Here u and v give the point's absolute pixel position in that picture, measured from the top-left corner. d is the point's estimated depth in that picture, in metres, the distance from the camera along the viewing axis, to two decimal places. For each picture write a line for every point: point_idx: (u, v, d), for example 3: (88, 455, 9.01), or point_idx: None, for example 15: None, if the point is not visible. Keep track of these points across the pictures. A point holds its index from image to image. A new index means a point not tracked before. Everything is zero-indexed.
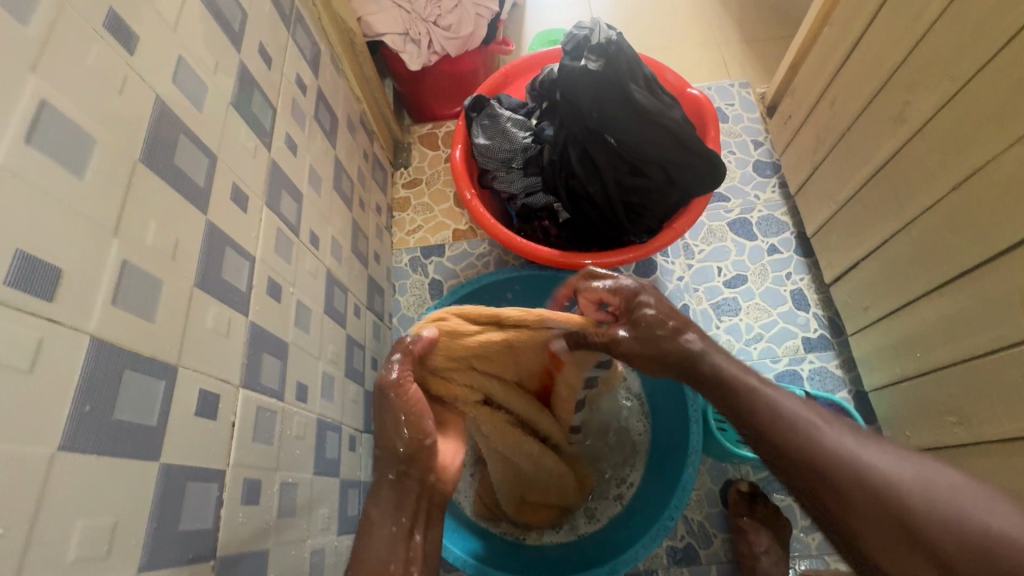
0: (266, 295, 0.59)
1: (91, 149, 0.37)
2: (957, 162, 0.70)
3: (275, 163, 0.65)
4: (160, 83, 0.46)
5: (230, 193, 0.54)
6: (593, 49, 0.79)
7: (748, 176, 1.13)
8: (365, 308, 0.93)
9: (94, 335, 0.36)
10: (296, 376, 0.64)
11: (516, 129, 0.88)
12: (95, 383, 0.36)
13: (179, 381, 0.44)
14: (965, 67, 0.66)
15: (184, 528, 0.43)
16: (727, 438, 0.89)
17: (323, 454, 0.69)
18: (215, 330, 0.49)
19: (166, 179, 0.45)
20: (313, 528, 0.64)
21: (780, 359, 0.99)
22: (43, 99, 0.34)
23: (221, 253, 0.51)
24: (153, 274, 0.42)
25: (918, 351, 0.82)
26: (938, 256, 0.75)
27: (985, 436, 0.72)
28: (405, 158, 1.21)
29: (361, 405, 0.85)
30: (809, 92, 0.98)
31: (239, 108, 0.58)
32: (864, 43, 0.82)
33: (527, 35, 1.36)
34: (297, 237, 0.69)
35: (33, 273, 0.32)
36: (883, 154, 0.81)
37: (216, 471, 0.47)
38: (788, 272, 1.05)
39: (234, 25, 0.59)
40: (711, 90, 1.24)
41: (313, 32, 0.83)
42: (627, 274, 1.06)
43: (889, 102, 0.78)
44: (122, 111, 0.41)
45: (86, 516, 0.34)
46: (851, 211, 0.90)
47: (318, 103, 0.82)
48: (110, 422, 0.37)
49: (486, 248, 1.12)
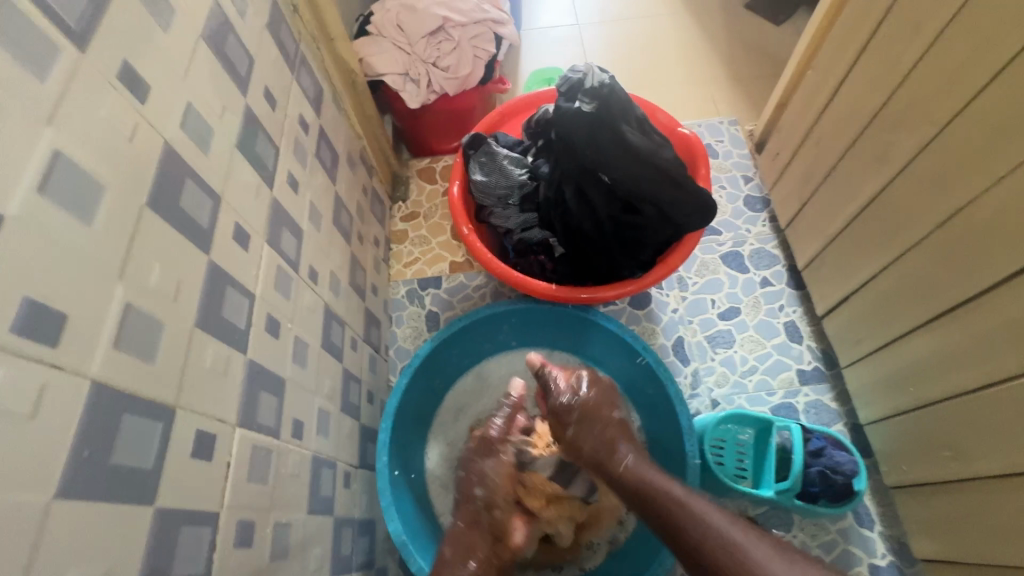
0: (264, 331, 0.59)
1: (101, 195, 0.38)
2: (941, 200, 0.72)
3: (277, 201, 0.67)
4: (168, 128, 0.47)
5: (233, 232, 0.55)
6: (587, 91, 0.81)
7: (739, 211, 1.15)
8: (362, 341, 0.93)
9: (96, 378, 0.36)
10: (293, 412, 0.64)
11: (512, 166, 0.90)
12: (95, 426, 0.36)
13: (178, 421, 0.44)
14: (943, 112, 0.69)
15: (176, 574, 0.42)
16: (724, 472, 0.89)
17: (318, 492, 0.68)
18: (214, 369, 0.49)
19: (173, 223, 0.46)
20: (306, 569, 0.63)
21: (776, 392, 1.00)
22: (57, 150, 0.35)
23: (222, 292, 0.52)
24: (155, 316, 0.43)
25: (912, 384, 0.82)
26: (925, 292, 0.77)
27: (982, 471, 0.73)
28: (403, 192, 1.23)
29: (356, 440, 0.84)
30: (795, 131, 1.02)
31: (244, 149, 0.60)
32: (845, 88, 0.86)
33: (522, 73, 1.41)
34: (296, 272, 0.70)
35: (39, 317, 0.33)
36: (868, 193, 0.84)
37: (210, 513, 0.47)
38: (781, 304, 1.06)
39: (242, 70, 0.61)
40: (701, 128, 1.28)
41: (316, 72, 0.86)
42: (622, 306, 1.08)
43: (872, 142, 0.81)
44: (132, 157, 0.42)
45: (78, 565, 0.34)
46: (840, 245, 0.92)
47: (320, 141, 0.85)
48: (108, 466, 0.37)
49: (483, 280, 1.14)
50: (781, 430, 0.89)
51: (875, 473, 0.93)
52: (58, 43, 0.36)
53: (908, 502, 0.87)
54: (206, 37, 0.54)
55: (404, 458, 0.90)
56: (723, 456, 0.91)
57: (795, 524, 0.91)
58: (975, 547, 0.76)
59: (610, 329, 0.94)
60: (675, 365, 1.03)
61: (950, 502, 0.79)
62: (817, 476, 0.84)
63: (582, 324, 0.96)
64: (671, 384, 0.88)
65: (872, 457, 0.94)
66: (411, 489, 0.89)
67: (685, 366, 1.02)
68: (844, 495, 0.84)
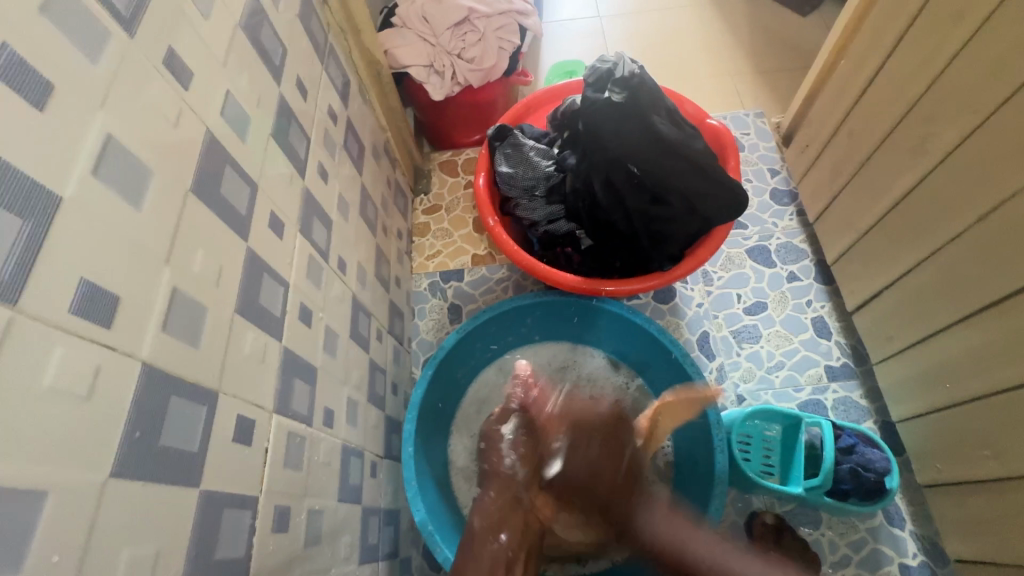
0: (298, 320, 0.59)
1: (148, 180, 0.39)
2: (984, 192, 0.70)
3: (309, 190, 0.67)
4: (209, 115, 0.47)
5: (268, 220, 0.56)
6: (616, 82, 0.81)
7: (765, 204, 1.14)
8: (387, 333, 0.94)
9: (145, 361, 0.37)
10: (324, 401, 0.64)
11: (538, 158, 0.90)
12: (145, 409, 0.36)
13: (220, 406, 0.44)
14: (986, 101, 0.67)
15: (220, 556, 0.43)
16: (751, 468, 0.88)
17: (347, 480, 0.68)
18: (253, 356, 0.50)
19: (214, 209, 0.46)
20: (337, 556, 0.63)
21: (803, 388, 0.98)
22: (108, 134, 0.36)
23: (260, 280, 0.52)
24: (198, 301, 0.43)
25: (948, 382, 0.81)
26: (964, 286, 0.75)
27: (1019, 470, 0.71)
28: (425, 185, 1.23)
29: (382, 430, 0.85)
30: (826, 123, 1.00)
31: (278, 138, 0.60)
32: (881, 77, 0.84)
33: (544, 65, 1.40)
34: (327, 262, 0.70)
35: (93, 299, 0.33)
36: (903, 185, 0.82)
37: (250, 498, 0.47)
38: (809, 299, 1.04)
39: (275, 60, 0.61)
40: (726, 120, 1.26)
41: (343, 64, 0.86)
42: (646, 300, 1.07)
43: (909, 133, 0.79)
44: (176, 143, 0.42)
45: (130, 546, 0.34)
46: (872, 240, 0.90)
47: (347, 132, 0.85)
48: (156, 448, 0.37)
49: (505, 273, 1.13)
50: (810, 427, 0.87)
51: (906, 472, 0.92)
52: (108, 28, 0.37)
53: (938, 502, 0.86)
54: (242, 26, 0.54)
55: (429, 450, 0.90)
56: (749, 451, 0.90)
57: (823, 523, 0.89)
58: (1011, 549, 0.74)
59: (635, 323, 0.93)
60: (700, 360, 1.01)
61: (985, 501, 0.77)
62: (847, 473, 0.83)
63: (607, 318, 0.96)
64: (699, 379, 0.86)
65: (903, 455, 0.93)
66: (436, 481, 0.90)
67: (710, 361, 1.01)
68: (876, 492, 0.82)
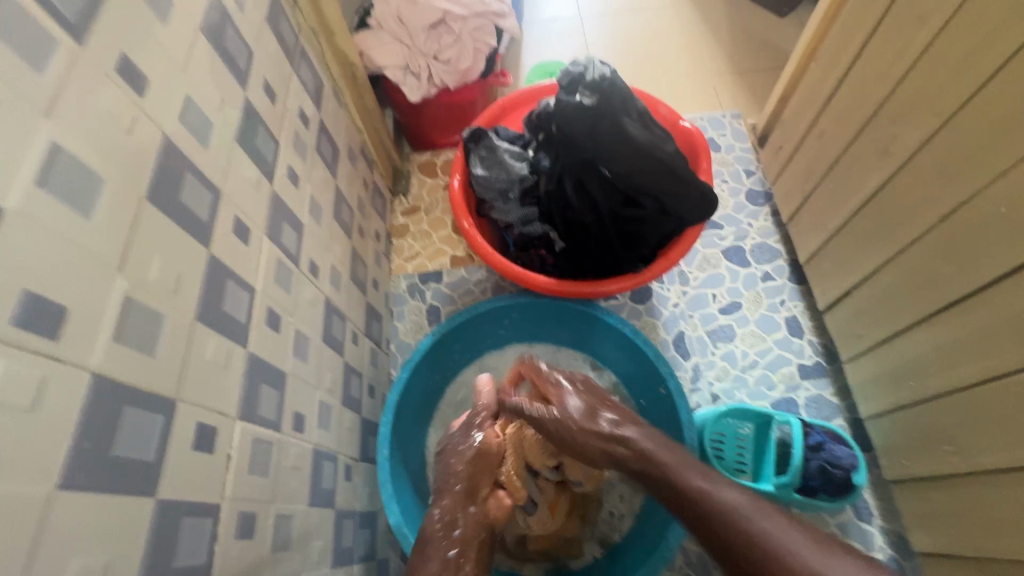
0: (265, 325, 0.59)
1: (99, 190, 0.39)
2: (944, 194, 0.71)
3: (278, 194, 0.67)
4: (167, 122, 0.47)
5: (233, 226, 0.55)
6: (588, 85, 0.80)
7: (741, 205, 1.15)
8: (363, 335, 0.94)
9: (95, 371, 0.37)
10: (293, 406, 0.64)
11: (513, 160, 0.91)
12: (94, 417, 0.36)
13: (178, 414, 0.44)
14: (945, 106, 0.69)
15: (178, 564, 0.43)
16: (725, 466, 0.89)
17: (319, 485, 0.68)
18: (215, 362, 0.49)
19: (171, 216, 0.46)
20: (308, 561, 0.63)
21: (777, 387, 1.00)
22: (55, 143, 0.35)
23: (222, 286, 0.52)
24: (155, 309, 0.43)
25: (913, 379, 0.82)
26: (926, 286, 0.77)
27: (980, 464, 0.73)
28: (404, 186, 1.23)
29: (358, 433, 0.85)
30: (798, 125, 1.01)
31: (244, 142, 0.60)
32: (848, 81, 0.85)
33: (524, 66, 1.40)
34: (297, 266, 0.70)
35: (38, 312, 0.33)
36: (871, 186, 0.83)
37: (212, 505, 0.47)
38: (782, 299, 1.06)
39: (241, 63, 0.61)
40: (704, 121, 1.27)
41: (316, 66, 0.86)
42: (623, 300, 1.08)
43: (874, 136, 0.81)
44: (131, 151, 0.42)
45: (80, 556, 0.34)
46: (842, 240, 0.92)
47: (320, 135, 0.84)
48: (108, 458, 0.37)
49: (484, 274, 1.14)
50: (781, 424, 0.89)
51: (875, 468, 0.94)
52: (55, 36, 0.36)
53: (908, 497, 0.87)
54: (205, 30, 0.54)
55: (404, 453, 0.90)
56: (723, 450, 0.91)
57: None
58: (974, 543, 0.76)
59: (609, 324, 0.94)
60: (675, 359, 1.03)
61: (948, 495, 0.79)
62: (816, 470, 0.84)
63: (585, 319, 0.96)
64: (671, 377, 0.88)
65: (872, 451, 0.95)
66: (413, 485, 0.90)
67: (686, 360, 1.02)
68: (844, 488, 0.84)
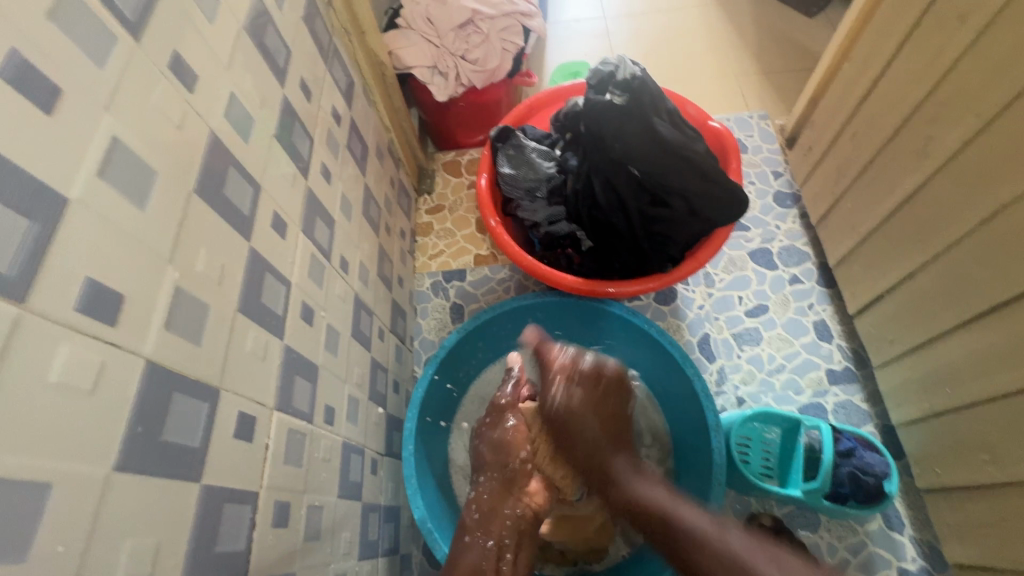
0: (299, 319, 0.60)
1: (153, 182, 0.40)
2: (983, 196, 0.70)
3: (312, 191, 0.68)
4: (213, 117, 0.48)
5: (271, 220, 0.57)
6: (617, 84, 0.81)
7: (768, 207, 1.14)
8: (389, 332, 0.95)
9: (148, 357, 0.38)
10: (325, 398, 0.65)
11: (541, 160, 0.91)
12: (147, 402, 0.37)
13: (221, 403, 0.45)
14: (987, 106, 0.67)
15: (219, 550, 0.44)
16: (750, 471, 0.88)
17: (347, 478, 0.69)
18: (254, 353, 0.50)
19: (216, 209, 0.47)
20: (336, 552, 0.64)
21: (804, 391, 0.98)
22: (114, 136, 0.37)
23: (262, 277, 0.53)
24: (202, 299, 0.44)
25: (949, 386, 0.80)
26: (962, 290, 0.75)
27: (1019, 476, 0.70)
28: (429, 184, 1.24)
29: (383, 428, 0.85)
30: (829, 125, 1.00)
31: (282, 139, 0.61)
32: (884, 81, 0.83)
33: (549, 66, 1.40)
34: (329, 262, 0.71)
35: (98, 298, 0.34)
36: (906, 188, 0.81)
37: (251, 492, 0.48)
38: (811, 302, 1.04)
39: (280, 62, 0.62)
40: (730, 121, 1.26)
41: (348, 65, 0.87)
42: (647, 301, 1.07)
43: (912, 136, 0.79)
44: (181, 145, 0.43)
45: (131, 538, 0.35)
46: (874, 243, 0.90)
47: (351, 133, 0.86)
48: (158, 443, 0.38)
49: (507, 273, 1.14)
50: (809, 429, 0.88)
51: (906, 476, 0.92)
52: (114, 32, 0.37)
53: (940, 507, 0.85)
54: (247, 28, 0.55)
55: (428, 450, 0.91)
56: (749, 454, 0.90)
57: (821, 525, 0.89)
58: (1010, 555, 0.74)
59: (635, 324, 0.93)
60: (701, 361, 1.02)
61: (987, 507, 0.76)
62: (846, 476, 0.83)
63: (607, 318, 0.96)
64: (697, 379, 0.87)
65: (904, 459, 0.93)
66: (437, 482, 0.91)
67: (711, 362, 1.01)
68: (876, 496, 0.82)
